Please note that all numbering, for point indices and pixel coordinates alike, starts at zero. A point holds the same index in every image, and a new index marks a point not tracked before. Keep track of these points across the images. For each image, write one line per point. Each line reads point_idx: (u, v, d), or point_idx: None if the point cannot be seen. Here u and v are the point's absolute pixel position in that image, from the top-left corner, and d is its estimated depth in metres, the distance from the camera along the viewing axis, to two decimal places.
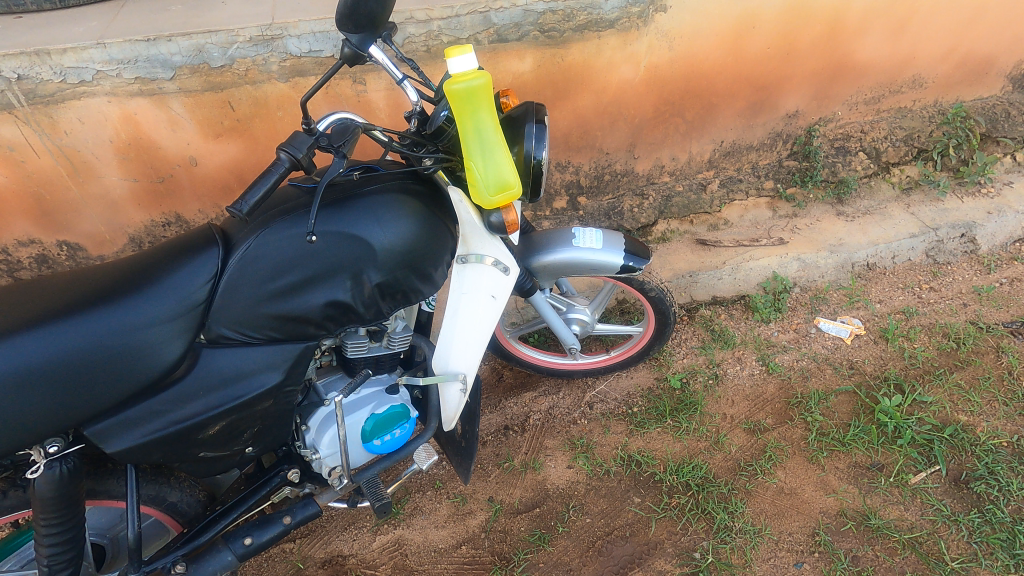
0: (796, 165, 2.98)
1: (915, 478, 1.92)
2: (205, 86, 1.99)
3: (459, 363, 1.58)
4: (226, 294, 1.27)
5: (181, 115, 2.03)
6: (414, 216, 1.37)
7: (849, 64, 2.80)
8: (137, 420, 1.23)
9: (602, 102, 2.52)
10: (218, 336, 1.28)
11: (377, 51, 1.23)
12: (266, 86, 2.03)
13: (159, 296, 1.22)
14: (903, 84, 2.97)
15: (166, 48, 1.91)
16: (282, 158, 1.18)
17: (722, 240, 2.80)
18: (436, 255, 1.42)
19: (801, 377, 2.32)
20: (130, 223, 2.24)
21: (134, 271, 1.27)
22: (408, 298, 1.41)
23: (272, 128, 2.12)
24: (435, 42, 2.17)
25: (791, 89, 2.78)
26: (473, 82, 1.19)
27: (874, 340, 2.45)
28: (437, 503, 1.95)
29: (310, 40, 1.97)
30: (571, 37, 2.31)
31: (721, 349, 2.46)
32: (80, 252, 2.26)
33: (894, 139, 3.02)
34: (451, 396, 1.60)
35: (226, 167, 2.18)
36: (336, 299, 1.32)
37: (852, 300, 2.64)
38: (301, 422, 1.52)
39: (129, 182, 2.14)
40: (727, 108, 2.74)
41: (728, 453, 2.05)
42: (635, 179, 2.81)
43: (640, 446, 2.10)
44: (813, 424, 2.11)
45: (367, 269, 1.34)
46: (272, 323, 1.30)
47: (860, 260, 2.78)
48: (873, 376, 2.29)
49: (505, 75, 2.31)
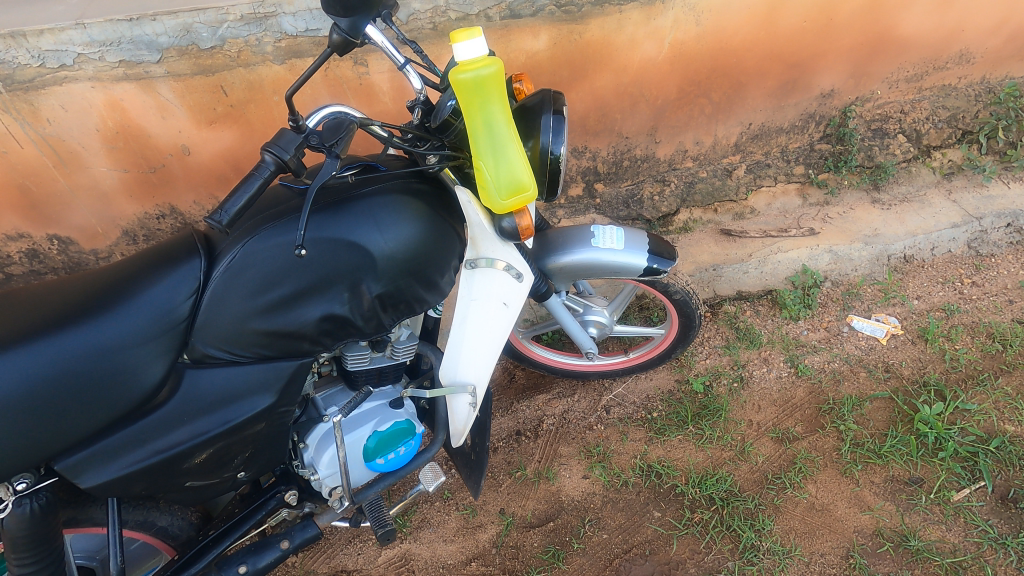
0: (828, 149, 2.78)
1: (958, 496, 1.78)
2: (195, 70, 1.84)
3: (468, 374, 1.50)
4: (210, 309, 1.15)
5: (171, 100, 1.89)
6: (418, 220, 1.27)
7: (892, 39, 2.58)
8: (115, 452, 1.11)
9: (622, 82, 2.33)
10: (202, 355, 1.16)
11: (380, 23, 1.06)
12: (261, 68, 1.88)
13: (136, 313, 1.10)
14: (949, 60, 2.74)
15: (151, 28, 1.76)
16: (267, 159, 1.04)
17: (748, 230, 2.65)
18: (441, 262, 1.33)
19: (832, 381, 2.18)
20: (122, 215, 2.11)
21: (107, 282, 1.14)
22: (412, 307, 1.33)
23: (268, 114, 1.98)
24: (442, 19, 2.00)
25: (827, 67, 2.57)
26: (482, 71, 1.04)
27: (912, 340, 2.29)
28: (446, 515, 1.86)
29: (306, 18, 1.82)
30: (590, 11, 2.12)
31: (746, 349, 2.31)
32: (72, 246, 2.15)
33: (936, 120, 2.80)
34: (460, 409, 1.54)
35: (221, 156, 2.05)
36: (334, 312, 1.22)
37: (888, 296, 2.46)
38: (298, 439, 1.43)
39: (119, 173, 2.01)
40: (757, 88, 2.54)
41: (754, 464, 1.94)
42: (655, 164, 2.64)
43: (660, 456, 1.98)
44: (847, 434, 1.97)
45: (367, 279, 1.24)
46: (261, 340, 1.19)
47: (897, 252, 2.60)
48: (910, 381, 2.14)
49: (519, 54, 2.14)
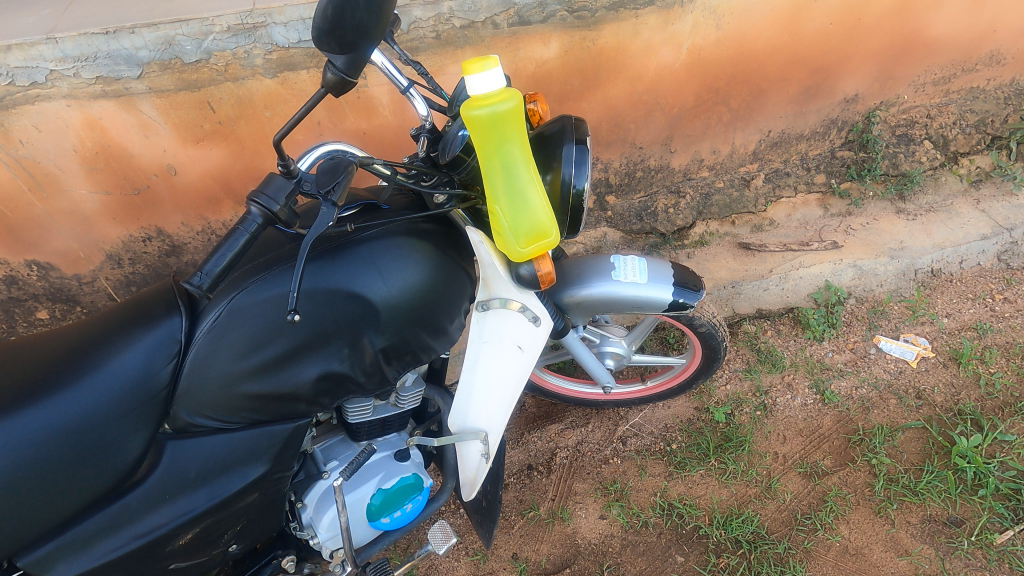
0: (851, 156, 2.63)
1: (1002, 538, 1.67)
2: (179, 85, 1.70)
3: (479, 419, 1.38)
4: (193, 375, 1.02)
5: (153, 118, 1.74)
6: (424, 265, 1.14)
7: (920, 40, 2.43)
8: (87, 541, 0.98)
9: (636, 91, 2.19)
10: (186, 425, 1.04)
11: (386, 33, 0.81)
12: (251, 82, 1.74)
13: (109, 382, 0.98)
14: (978, 61, 2.60)
15: (130, 41, 1.62)
16: (254, 211, 0.90)
17: (767, 244, 2.52)
18: (450, 307, 1.20)
19: (861, 409, 2.06)
20: (105, 239, 1.98)
21: (74, 346, 1.01)
22: (419, 357, 1.20)
23: (259, 131, 1.84)
24: (446, 27, 1.85)
25: (852, 70, 2.42)
26: (499, 106, 0.90)
27: (944, 363, 2.17)
28: (455, 561, 1.75)
29: (298, 29, 1.68)
30: (604, 16, 1.97)
31: (769, 373, 2.20)
32: (53, 272, 2.01)
33: (964, 125, 2.65)
34: (471, 456, 1.43)
35: (210, 176, 1.91)
36: (332, 370, 1.11)
37: (916, 314, 2.34)
38: (296, 499, 1.30)
39: (100, 196, 1.87)
40: (778, 94, 2.39)
41: (782, 502, 1.83)
42: (670, 175, 2.50)
43: (681, 493, 1.87)
44: (879, 468, 1.86)
45: (368, 332, 1.11)
46: (252, 404, 1.07)
47: (924, 266, 2.47)
48: (944, 409, 2.02)
49: (528, 63, 1.99)
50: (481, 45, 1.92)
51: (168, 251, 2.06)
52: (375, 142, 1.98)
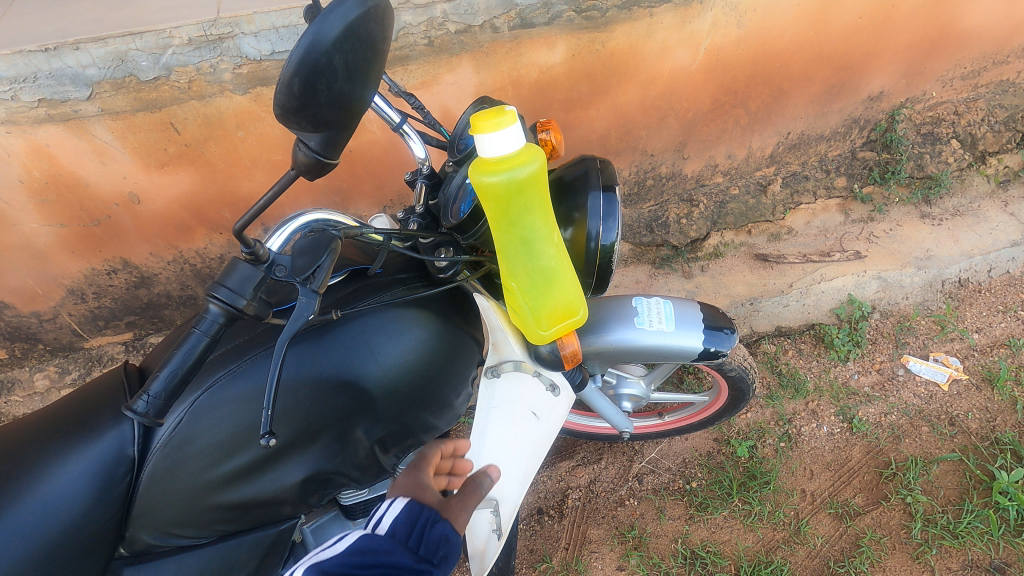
0: (873, 157, 2.45)
1: None
2: (136, 106, 1.49)
3: (490, 486, 1.17)
4: (152, 492, 0.85)
5: (109, 143, 1.53)
6: (425, 340, 0.97)
7: (953, 33, 2.25)
8: None
9: (649, 96, 2.00)
10: (146, 547, 0.88)
11: (374, 95, 0.66)
12: (219, 101, 1.53)
13: (39, 518, 0.80)
14: (1011, 53, 2.42)
15: (75, 59, 1.41)
16: (212, 308, 0.72)
17: (785, 255, 2.35)
18: (456, 381, 1.04)
19: (892, 438, 1.92)
20: (65, 274, 1.78)
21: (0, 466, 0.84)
22: (421, 439, 1.05)
23: (231, 153, 1.63)
24: (439, 33, 1.65)
25: (879, 68, 2.24)
26: (518, 171, 0.74)
27: (976, 385, 2.04)
28: None
29: (271, 39, 1.47)
30: (615, 16, 1.77)
31: (791, 399, 2.05)
32: (8, 310, 1.83)
33: (993, 122, 2.46)
34: (479, 524, 1.21)
35: (178, 203, 1.70)
36: (320, 468, 0.95)
37: (945, 330, 2.19)
38: None
39: (54, 228, 1.67)
40: (800, 94, 2.21)
41: (812, 548, 1.70)
42: (682, 182, 2.33)
43: (704, 538, 1.75)
44: (915, 507, 1.73)
45: (362, 422, 0.95)
46: (226, 515, 0.90)
47: (952, 276, 2.31)
48: (979, 438, 1.89)
49: (531, 70, 1.80)
50: (479, 51, 1.72)
51: (137, 283, 1.86)
52: (363, 160, 1.78)
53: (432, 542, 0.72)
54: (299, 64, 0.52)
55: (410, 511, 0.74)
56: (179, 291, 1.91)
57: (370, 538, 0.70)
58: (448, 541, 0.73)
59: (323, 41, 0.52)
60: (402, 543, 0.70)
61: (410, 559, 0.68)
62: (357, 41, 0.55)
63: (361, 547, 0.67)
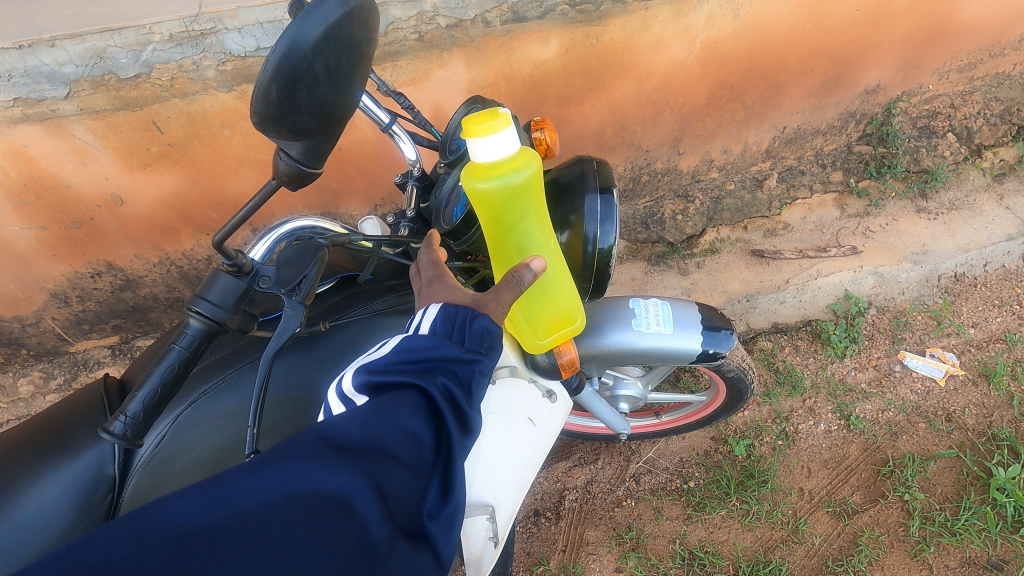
0: (869, 151, 2.44)
1: None
2: (116, 104, 1.44)
3: (485, 492, 1.08)
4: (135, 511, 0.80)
5: (89, 143, 1.49)
6: None
7: (951, 25, 2.22)
8: None
9: (644, 91, 1.96)
10: None
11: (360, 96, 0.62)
12: (203, 98, 1.48)
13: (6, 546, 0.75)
14: (1007, 45, 2.41)
15: (51, 56, 1.36)
16: (193, 323, 0.69)
17: (782, 251, 2.33)
18: None
19: (889, 435, 1.91)
20: (47, 277, 1.73)
21: None
22: None
23: (218, 152, 1.59)
24: (430, 27, 1.61)
25: (875, 61, 2.22)
26: (513, 177, 0.72)
27: (973, 381, 2.03)
28: None
29: (255, 34, 1.42)
30: (610, 10, 1.73)
31: (789, 396, 2.04)
32: None
33: (989, 115, 2.44)
34: (474, 531, 1.11)
35: (163, 204, 1.65)
36: None
37: (941, 325, 2.17)
38: None
39: (34, 231, 1.62)
40: (796, 88, 2.18)
41: (810, 547, 1.69)
42: (677, 178, 2.32)
43: (702, 539, 1.74)
44: (913, 505, 1.73)
45: None
46: None
47: (948, 271, 2.28)
48: (976, 434, 1.88)
49: (524, 64, 1.76)
50: (471, 46, 1.68)
51: (123, 285, 1.82)
52: (352, 158, 1.74)
53: (475, 334, 0.72)
54: (277, 68, 0.49)
55: (448, 314, 0.75)
56: (166, 293, 1.87)
57: (414, 339, 0.72)
58: (491, 332, 0.72)
59: (303, 44, 0.49)
60: (446, 339, 0.71)
61: (456, 349, 0.70)
62: (340, 42, 0.52)
63: (405, 348, 0.70)
